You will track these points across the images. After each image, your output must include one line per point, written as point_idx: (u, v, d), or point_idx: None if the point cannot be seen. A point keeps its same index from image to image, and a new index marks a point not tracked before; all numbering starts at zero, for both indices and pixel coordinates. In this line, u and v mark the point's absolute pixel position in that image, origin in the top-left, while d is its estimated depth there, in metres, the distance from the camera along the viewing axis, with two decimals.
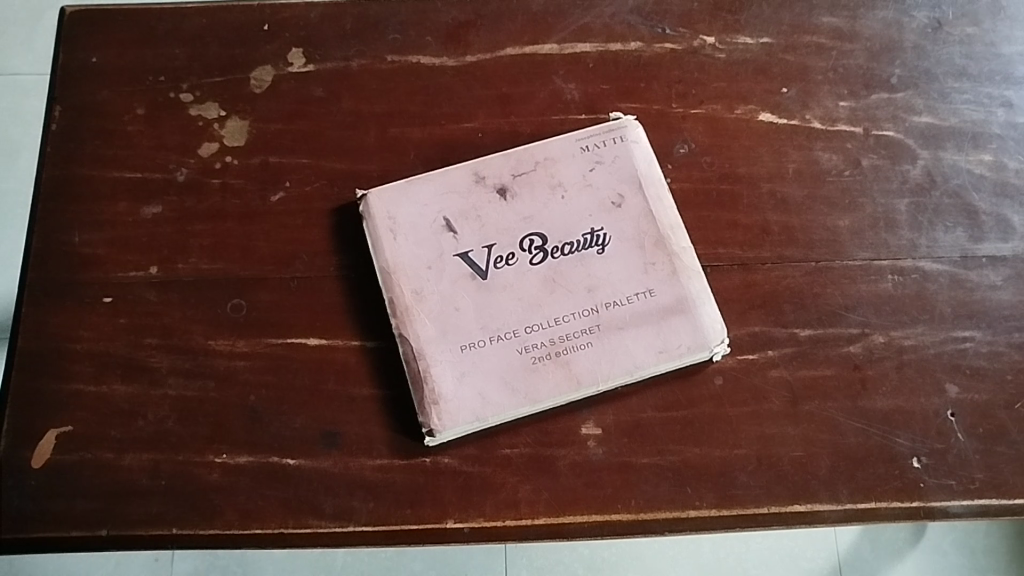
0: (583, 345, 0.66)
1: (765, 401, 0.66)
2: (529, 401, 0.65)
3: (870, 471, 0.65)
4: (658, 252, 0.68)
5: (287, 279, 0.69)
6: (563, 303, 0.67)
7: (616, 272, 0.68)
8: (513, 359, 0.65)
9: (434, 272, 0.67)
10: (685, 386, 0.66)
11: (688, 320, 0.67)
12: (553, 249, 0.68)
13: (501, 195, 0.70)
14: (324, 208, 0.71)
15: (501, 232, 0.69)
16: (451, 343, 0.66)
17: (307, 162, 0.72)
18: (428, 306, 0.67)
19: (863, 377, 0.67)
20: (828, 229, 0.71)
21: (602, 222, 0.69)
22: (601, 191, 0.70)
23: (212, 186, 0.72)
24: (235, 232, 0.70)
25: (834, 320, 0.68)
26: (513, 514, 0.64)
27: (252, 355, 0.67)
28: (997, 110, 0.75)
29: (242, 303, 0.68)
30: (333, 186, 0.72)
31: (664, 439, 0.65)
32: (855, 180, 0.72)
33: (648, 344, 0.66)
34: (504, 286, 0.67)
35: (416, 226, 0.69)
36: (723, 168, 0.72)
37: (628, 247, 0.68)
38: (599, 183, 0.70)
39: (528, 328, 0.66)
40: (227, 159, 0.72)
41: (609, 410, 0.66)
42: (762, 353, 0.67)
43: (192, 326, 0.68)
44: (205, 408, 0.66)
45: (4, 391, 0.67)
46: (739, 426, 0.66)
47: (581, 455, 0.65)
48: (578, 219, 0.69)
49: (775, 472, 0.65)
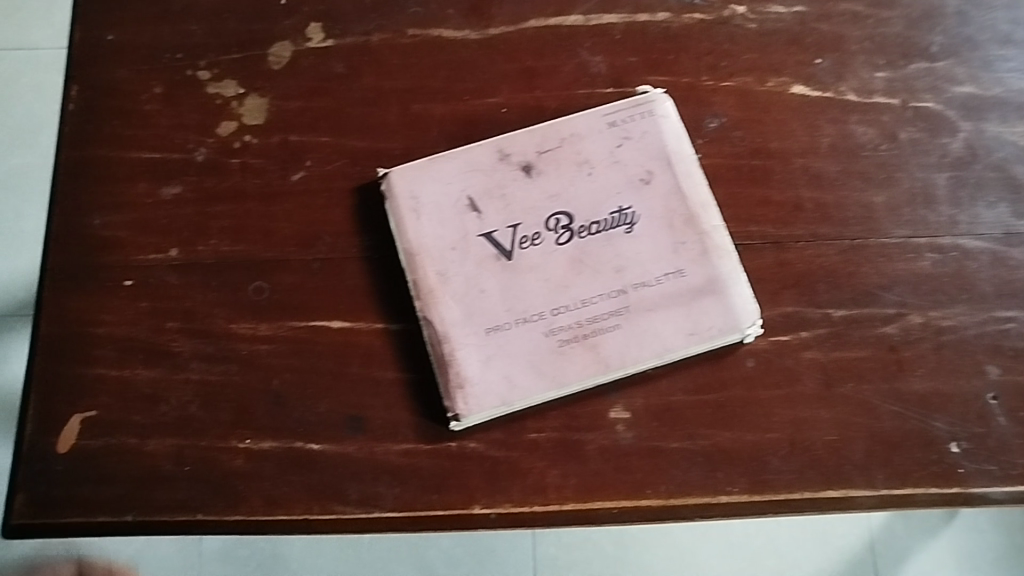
0: (611, 327, 0.64)
1: (798, 383, 0.65)
2: (557, 385, 0.63)
3: (906, 456, 0.63)
4: (689, 230, 0.67)
5: (308, 261, 0.68)
6: (591, 284, 0.65)
7: (645, 251, 0.66)
8: (539, 342, 0.64)
9: (459, 253, 0.66)
10: (716, 369, 0.65)
11: (720, 301, 0.65)
12: (580, 229, 0.67)
13: (527, 173, 0.68)
14: (345, 187, 0.70)
15: (527, 211, 0.67)
16: (477, 325, 0.64)
17: (328, 141, 0.71)
18: (452, 288, 0.65)
19: (899, 359, 0.65)
20: (864, 206, 0.68)
21: (630, 200, 0.67)
22: (630, 167, 0.68)
23: (232, 166, 0.70)
24: (255, 213, 0.69)
25: (870, 300, 0.66)
26: (541, 499, 0.63)
27: (275, 338, 0.66)
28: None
29: (263, 285, 0.67)
30: (355, 165, 0.70)
31: (695, 423, 0.64)
32: (891, 154, 0.70)
33: (679, 326, 0.64)
34: (530, 266, 0.66)
35: (440, 206, 0.67)
36: (754, 143, 0.70)
37: (658, 225, 0.67)
38: (628, 159, 0.68)
39: (555, 311, 0.65)
40: (246, 138, 0.71)
41: (639, 394, 0.64)
42: (795, 334, 0.66)
43: (214, 309, 0.67)
44: (227, 393, 0.65)
45: (27, 376, 0.66)
46: (772, 410, 0.64)
47: (610, 440, 0.64)
48: (605, 197, 0.67)
49: (808, 456, 0.63)
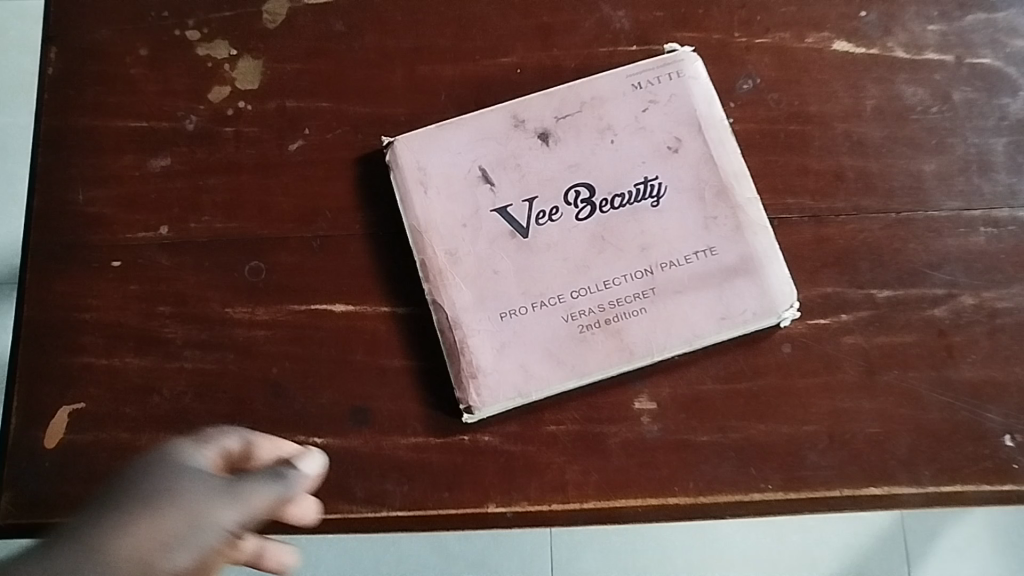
0: (636, 312, 0.59)
1: (838, 371, 0.60)
2: (577, 375, 0.59)
3: (954, 451, 0.58)
4: (721, 204, 0.61)
5: (308, 239, 0.63)
6: (613, 264, 0.60)
7: (673, 227, 0.61)
8: (558, 327, 0.59)
9: (470, 231, 0.61)
10: (749, 356, 0.60)
11: (754, 282, 0.60)
12: (602, 203, 0.61)
13: (544, 141, 0.62)
14: (347, 158, 0.64)
15: (544, 184, 0.62)
16: (490, 310, 0.60)
17: (327, 107, 0.65)
18: (464, 269, 0.60)
19: (949, 345, 0.60)
20: (912, 175, 0.63)
21: (657, 170, 0.62)
22: (656, 135, 0.62)
23: (225, 135, 0.65)
24: (251, 187, 0.64)
25: (917, 280, 0.61)
26: (560, 498, 0.58)
27: (273, 324, 0.62)
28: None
29: (261, 266, 0.63)
30: (358, 133, 0.65)
31: (726, 414, 0.59)
32: (943, 117, 0.64)
33: (709, 309, 0.59)
34: (548, 245, 0.61)
35: (449, 178, 0.62)
36: (792, 106, 0.64)
37: (686, 199, 0.61)
38: (654, 126, 0.63)
39: (574, 293, 0.60)
40: (239, 105, 0.66)
41: (665, 383, 0.60)
42: (835, 317, 0.61)
43: (207, 293, 0.62)
44: (224, 383, 0.61)
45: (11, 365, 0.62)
46: (810, 401, 0.59)
47: (634, 433, 0.59)
48: (629, 167, 0.62)
49: (849, 451, 0.59)
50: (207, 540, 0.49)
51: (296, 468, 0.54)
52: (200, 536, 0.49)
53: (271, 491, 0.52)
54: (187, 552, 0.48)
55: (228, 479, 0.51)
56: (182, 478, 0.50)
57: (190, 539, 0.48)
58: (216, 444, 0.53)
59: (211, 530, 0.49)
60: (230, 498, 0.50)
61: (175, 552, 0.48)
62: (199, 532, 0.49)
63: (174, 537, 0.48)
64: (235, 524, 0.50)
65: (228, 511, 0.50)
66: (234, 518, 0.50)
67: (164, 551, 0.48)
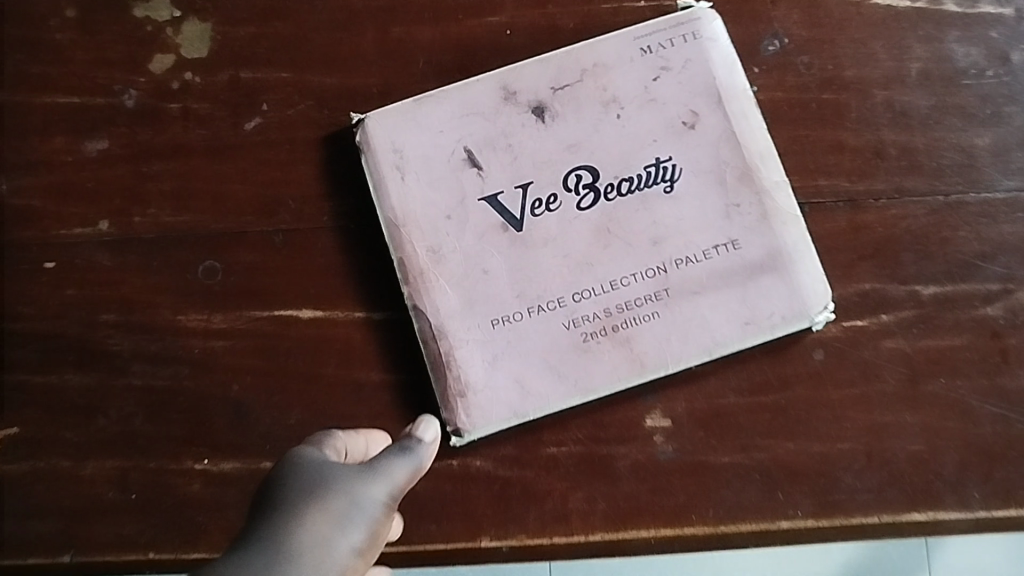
0: (647, 317, 0.52)
1: (877, 381, 0.53)
2: (580, 391, 0.52)
3: (1008, 470, 0.52)
4: (744, 188, 0.53)
5: (270, 233, 0.55)
6: (621, 261, 0.53)
7: (690, 217, 0.53)
8: (558, 336, 0.52)
9: (455, 223, 0.53)
10: (775, 364, 0.53)
11: (783, 280, 0.52)
12: (607, 189, 0.53)
13: (539, 117, 0.54)
14: (312, 138, 0.56)
15: (539, 168, 0.53)
16: (480, 316, 0.52)
17: (288, 77, 0.57)
18: (449, 269, 0.52)
19: (1003, 348, 0.53)
20: (963, 150, 0.54)
21: (670, 149, 0.53)
22: (669, 107, 0.54)
23: (170, 112, 0.56)
24: (202, 172, 0.56)
25: (968, 273, 0.53)
26: (562, 530, 0.52)
27: (233, 332, 0.54)
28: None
29: (217, 265, 0.55)
30: (323, 108, 0.56)
31: (749, 431, 0.52)
32: (1000, 82, 0.55)
33: (731, 313, 0.52)
34: (545, 239, 0.53)
35: (430, 162, 0.54)
36: (825, 71, 0.56)
37: (705, 183, 0.53)
38: (666, 97, 0.54)
39: (577, 296, 0.52)
40: (185, 76, 0.57)
41: (681, 397, 0.53)
42: (874, 318, 0.53)
43: (156, 298, 0.54)
44: (179, 402, 0.53)
45: None
46: (845, 415, 0.52)
47: (646, 454, 0.52)
48: (638, 147, 0.54)
49: (888, 471, 0.52)
50: (373, 515, 0.44)
51: (418, 438, 0.49)
52: (363, 511, 0.43)
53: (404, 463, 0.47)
54: (358, 529, 0.43)
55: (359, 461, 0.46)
56: (320, 468, 0.45)
57: (356, 514, 0.43)
58: (334, 438, 0.48)
59: (369, 505, 0.44)
60: (375, 473, 0.45)
61: (348, 532, 0.42)
62: (362, 509, 0.43)
63: (344, 513, 0.43)
64: (387, 495, 0.45)
65: (375, 485, 0.44)
66: (383, 490, 0.45)
67: (336, 531, 0.42)
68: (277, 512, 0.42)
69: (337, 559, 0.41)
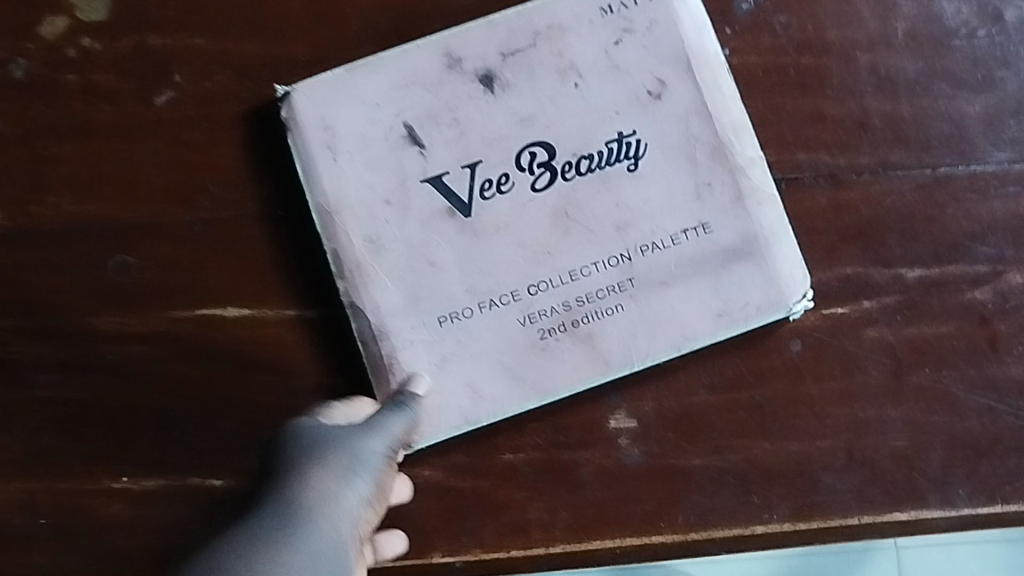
0: (611, 310, 0.48)
1: (859, 373, 0.49)
2: (538, 393, 0.47)
3: (997, 465, 0.48)
4: (716, 165, 0.48)
5: (188, 222, 0.49)
6: (581, 249, 0.48)
7: (656, 199, 0.48)
8: (513, 334, 0.48)
9: (396, 209, 0.47)
10: (750, 357, 0.49)
11: (756, 266, 0.48)
12: (564, 168, 0.48)
13: (488, 88, 0.48)
14: (232, 113, 0.49)
15: (489, 146, 0.48)
16: (426, 314, 0.47)
17: (201, 43, 0.50)
18: (389, 261, 0.47)
19: (992, 335, 0.49)
20: (952, 119, 0.50)
21: (634, 123, 0.48)
22: (633, 76, 0.48)
23: (67, 84, 0.50)
24: (107, 154, 0.49)
25: (956, 254, 0.49)
26: (522, 542, 0.48)
27: (150, 335, 0.48)
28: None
29: (129, 260, 0.49)
30: (243, 79, 0.50)
31: (722, 431, 0.48)
32: (993, 43, 0.51)
33: (702, 304, 0.48)
34: (497, 226, 0.48)
35: (366, 141, 0.48)
36: (804, 31, 0.51)
37: (672, 160, 0.48)
38: (629, 63, 0.49)
39: (533, 289, 0.48)
40: (83, 42, 0.50)
41: (648, 396, 0.48)
42: (856, 305, 0.49)
43: (60, 298, 0.48)
44: (91, 414, 0.48)
45: None
46: (824, 410, 0.48)
47: (611, 459, 0.48)
48: (599, 120, 0.48)
49: (871, 470, 0.48)
50: (374, 469, 0.44)
51: (413, 394, 0.46)
52: (364, 463, 0.44)
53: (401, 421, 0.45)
54: (363, 481, 0.43)
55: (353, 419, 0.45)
56: (313, 427, 0.44)
57: (357, 469, 0.43)
58: (328, 405, 0.46)
59: (368, 462, 0.44)
60: (369, 429, 0.44)
61: (352, 482, 0.43)
62: (363, 464, 0.44)
63: (344, 470, 0.43)
64: (385, 449, 0.44)
65: (371, 438, 0.44)
66: (381, 444, 0.44)
67: (342, 486, 0.43)
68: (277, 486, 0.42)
69: (346, 503, 0.43)
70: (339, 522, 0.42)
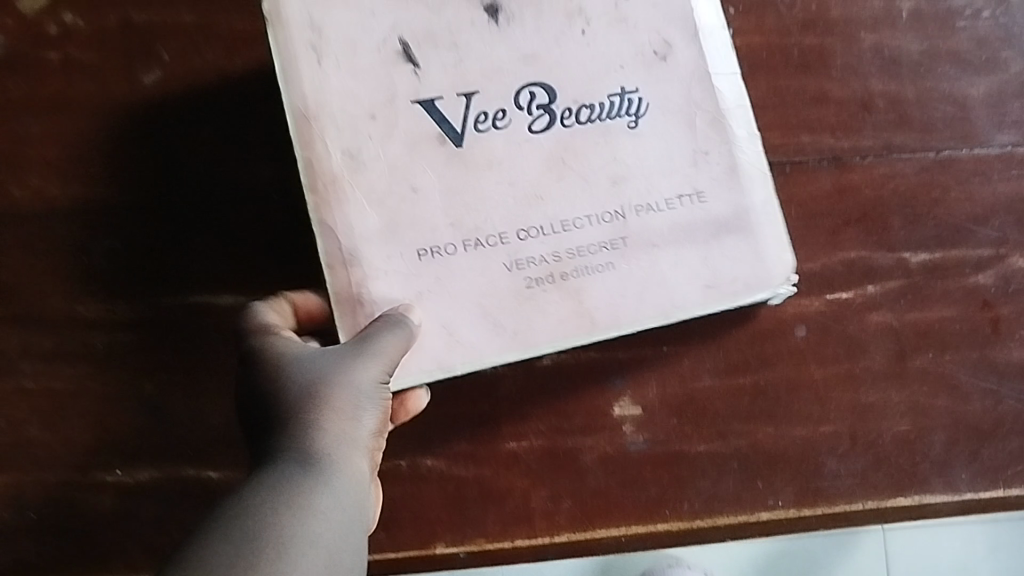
0: (601, 267, 0.41)
1: (862, 357, 0.48)
2: (519, 345, 0.40)
3: (998, 448, 0.48)
4: (715, 131, 0.42)
5: (176, 206, 0.47)
6: (574, 194, 0.41)
7: (654, 155, 0.41)
8: (497, 280, 0.40)
9: (382, 126, 0.40)
10: (753, 341, 0.48)
11: (746, 242, 0.42)
12: (563, 114, 0.41)
13: (493, 17, 0.40)
14: (217, 93, 0.48)
15: (487, 77, 0.41)
16: (405, 244, 0.40)
17: (182, 17, 0.48)
18: (368, 179, 0.40)
19: (994, 318, 0.49)
20: (957, 101, 0.50)
21: (637, 79, 0.41)
22: (639, 30, 0.41)
23: (41, 63, 0.48)
24: (86, 136, 0.47)
25: (959, 237, 0.49)
26: (525, 532, 0.47)
27: (139, 324, 0.47)
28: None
29: (115, 247, 0.47)
30: (228, 56, 0.48)
31: (726, 416, 0.48)
32: (1000, 22, 0.50)
33: (691, 274, 0.41)
34: (488, 159, 0.40)
35: (356, 46, 0.40)
36: (809, 9, 0.50)
37: (672, 120, 0.41)
38: (636, 17, 0.41)
39: (523, 232, 0.41)
40: (60, 18, 0.48)
41: (652, 383, 0.48)
42: (860, 290, 0.49)
43: (41, 286, 0.47)
44: (79, 405, 0.46)
45: None
46: (827, 395, 0.48)
47: (615, 447, 0.48)
48: (602, 70, 0.41)
49: (873, 455, 0.48)
50: (376, 402, 0.38)
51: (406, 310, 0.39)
52: (367, 396, 0.37)
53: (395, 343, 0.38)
54: (369, 415, 0.37)
55: (333, 350, 0.38)
56: (300, 366, 0.37)
57: (364, 408, 0.37)
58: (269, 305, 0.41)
59: (368, 390, 0.37)
60: (363, 355, 0.37)
61: (361, 418, 0.37)
62: (366, 398, 0.37)
63: (349, 405, 0.36)
64: (383, 375, 0.38)
65: (368, 366, 0.37)
66: (379, 370, 0.37)
67: (351, 425, 0.36)
68: (280, 426, 0.36)
69: (356, 445, 0.36)
70: (357, 459, 0.36)
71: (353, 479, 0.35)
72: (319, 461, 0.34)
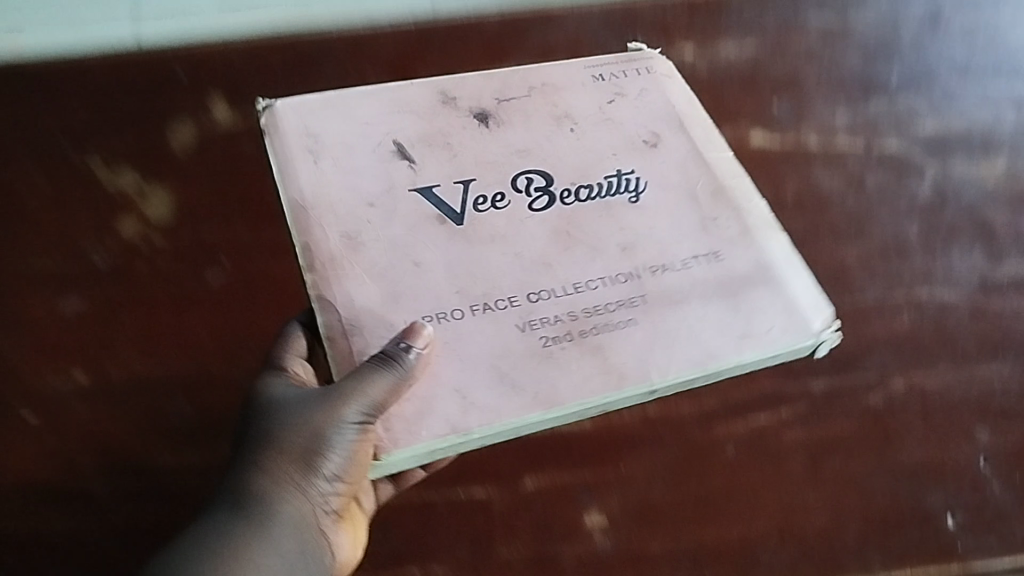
0: (625, 324, 0.47)
1: (783, 466, 0.60)
2: (542, 404, 0.45)
3: (901, 535, 0.58)
4: (719, 204, 0.52)
5: (237, 376, 0.61)
6: (585, 263, 0.49)
7: (661, 224, 0.51)
8: (511, 340, 0.46)
9: (381, 211, 0.49)
10: (691, 460, 0.61)
11: (773, 294, 0.48)
12: (563, 195, 0.51)
13: (483, 123, 0.53)
14: (271, 286, 0.65)
15: (483, 166, 0.51)
16: (408, 310, 0.47)
17: (242, 233, 0.67)
18: (369, 258, 0.48)
19: (885, 430, 0.61)
20: (836, 265, 0.67)
21: (631, 163, 0.53)
22: (628, 127, 0.54)
23: (137, 271, 0.65)
24: (170, 324, 0.63)
25: (849, 367, 0.63)
26: None
27: (209, 467, 0.58)
28: (980, 116, 0.75)
29: (190, 409, 0.60)
30: (276, 258, 0.66)
31: (678, 522, 0.59)
32: (859, 203, 0.70)
33: (724, 328, 0.47)
34: (492, 236, 0.49)
35: (351, 150, 0.51)
36: None
37: (672, 198, 0.52)
38: (621, 118, 0.54)
39: (533, 296, 0.47)
40: (147, 238, 0.67)
41: (614, 494, 0.59)
42: (775, 412, 0.62)
43: (133, 443, 0.59)
44: (158, 534, 0.56)
45: None
46: (759, 498, 0.59)
47: (589, 549, 0.58)
48: (597, 160, 0.53)
49: (800, 546, 0.58)
50: (347, 446, 0.44)
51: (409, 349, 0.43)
52: (334, 442, 0.45)
53: (383, 380, 0.43)
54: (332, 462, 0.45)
55: (324, 392, 0.45)
56: (287, 405, 0.47)
57: (326, 453, 0.45)
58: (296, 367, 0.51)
59: (338, 436, 0.44)
60: (338, 400, 0.44)
61: (320, 467, 0.45)
62: (331, 444, 0.45)
63: (310, 450, 0.45)
64: (357, 419, 0.44)
65: (344, 408, 0.44)
66: (354, 413, 0.44)
67: (308, 479, 0.46)
68: (251, 450, 0.46)
69: (308, 497, 0.46)
70: (300, 504, 0.46)
71: (295, 518, 0.45)
72: (256, 508, 0.45)
